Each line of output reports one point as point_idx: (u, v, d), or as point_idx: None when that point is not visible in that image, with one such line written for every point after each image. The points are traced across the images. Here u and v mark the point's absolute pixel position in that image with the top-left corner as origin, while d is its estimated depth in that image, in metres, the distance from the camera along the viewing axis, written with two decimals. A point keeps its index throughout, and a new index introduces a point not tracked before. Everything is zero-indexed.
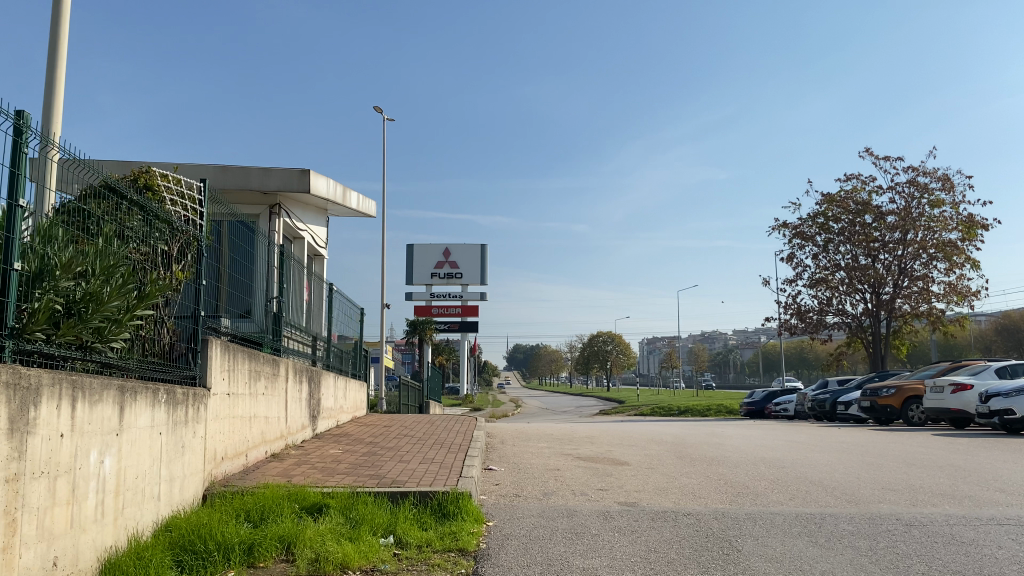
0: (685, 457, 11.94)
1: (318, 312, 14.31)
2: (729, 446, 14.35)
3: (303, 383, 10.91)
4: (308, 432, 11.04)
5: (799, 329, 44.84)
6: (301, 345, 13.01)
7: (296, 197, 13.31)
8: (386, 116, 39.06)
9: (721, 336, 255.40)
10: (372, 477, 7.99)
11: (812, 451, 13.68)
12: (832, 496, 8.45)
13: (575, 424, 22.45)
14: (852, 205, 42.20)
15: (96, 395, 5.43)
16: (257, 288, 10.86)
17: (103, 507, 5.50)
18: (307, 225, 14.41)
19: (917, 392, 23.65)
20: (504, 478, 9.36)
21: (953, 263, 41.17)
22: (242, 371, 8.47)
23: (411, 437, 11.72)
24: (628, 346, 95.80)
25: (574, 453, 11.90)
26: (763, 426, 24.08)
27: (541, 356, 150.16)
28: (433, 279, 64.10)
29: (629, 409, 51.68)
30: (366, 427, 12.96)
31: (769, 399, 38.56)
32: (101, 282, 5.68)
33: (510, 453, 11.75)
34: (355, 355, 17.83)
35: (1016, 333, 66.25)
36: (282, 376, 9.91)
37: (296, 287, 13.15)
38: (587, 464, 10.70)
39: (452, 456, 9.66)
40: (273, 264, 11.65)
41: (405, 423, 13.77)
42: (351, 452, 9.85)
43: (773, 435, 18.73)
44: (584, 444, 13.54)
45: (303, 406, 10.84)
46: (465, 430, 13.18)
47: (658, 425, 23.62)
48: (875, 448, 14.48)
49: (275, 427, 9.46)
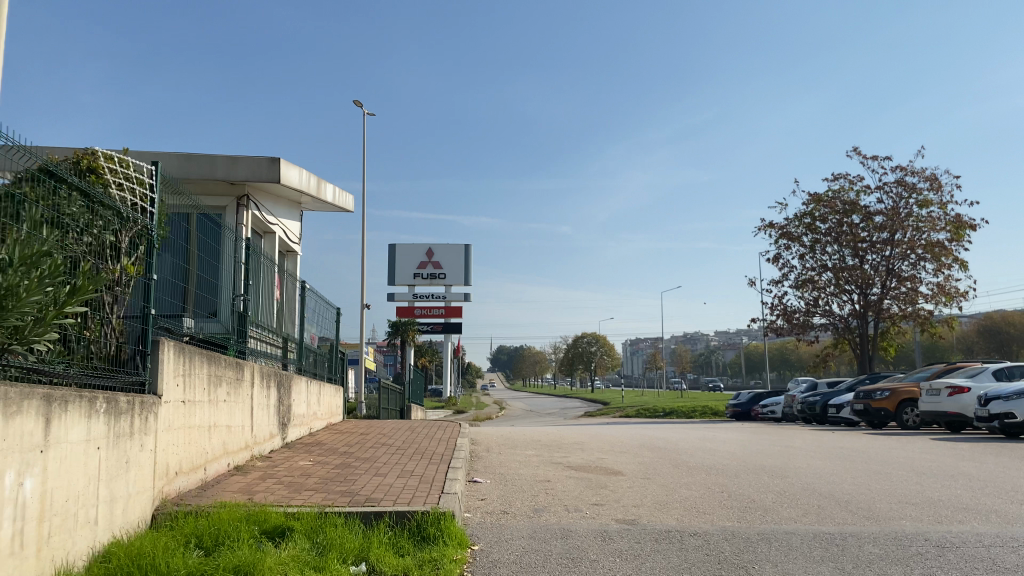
0: (682, 465, 11.22)
1: (290, 312, 13.50)
2: (726, 453, 13.66)
3: (270, 389, 10.11)
4: (277, 441, 10.23)
5: (785, 330, 44.33)
6: (271, 347, 12.21)
7: (266, 188, 12.48)
8: (364, 109, 35.38)
9: (704, 337, 255.90)
10: (344, 494, 7.20)
11: (813, 458, 13.01)
12: (848, 512, 7.74)
13: (561, 428, 21.71)
14: (840, 205, 41.75)
15: (13, 407, 4.59)
16: (223, 284, 10.04)
17: (22, 537, 4.67)
18: (279, 219, 13.56)
19: (911, 394, 23.10)
20: (490, 492, 8.58)
21: (941, 263, 40.87)
22: (199, 377, 7.65)
23: (388, 446, 10.93)
24: (613, 347, 95.24)
25: (564, 462, 11.14)
26: (755, 430, 23.45)
27: (524, 357, 149.56)
28: (415, 280, 63.21)
29: (614, 411, 51.03)
30: (342, 435, 12.15)
31: (756, 401, 38.01)
32: (20, 274, 4.88)
33: (496, 462, 10.98)
34: (331, 357, 17.01)
35: (997, 334, 66.54)
36: (246, 382, 9.10)
37: (266, 286, 12.35)
38: (579, 474, 9.94)
39: (433, 468, 8.89)
40: (239, 260, 10.81)
41: (383, 430, 12.95)
42: (322, 465, 9.05)
43: (766, 440, 18.07)
44: (572, 451, 12.77)
45: (271, 413, 10.06)
46: (447, 438, 12.41)
47: (647, 429, 22.95)
48: (876, 454, 13.84)
49: (238, 437, 8.64)
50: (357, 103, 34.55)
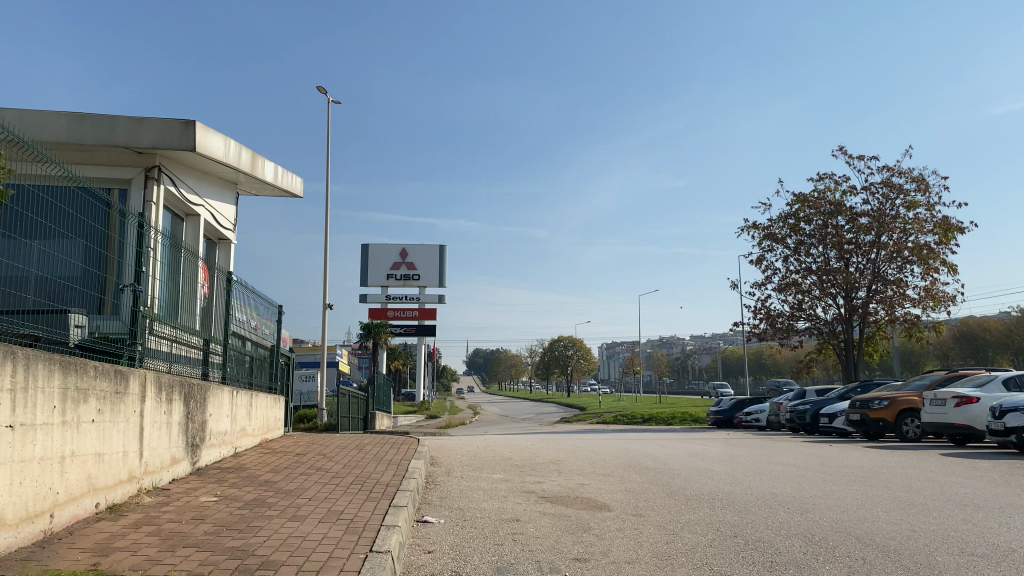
0: (680, 496, 9.34)
1: (215, 310, 11.48)
2: (725, 474, 11.79)
3: (173, 403, 8.11)
4: (180, 467, 8.21)
5: (769, 335, 42.80)
6: (189, 351, 10.26)
7: (185, 158, 10.45)
8: (331, 98, 32.80)
9: (681, 342, 255.19)
10: (235, 555, 5.24)
11: (824, 482, 11.19)
12: (905, 572, 5.92)
13: (536, 440, 19.65)
14: (825, 206, 40.38)
15: None
16: (118, 275, 7.97)
17: None
18: (203, 199, 11.54)
19: (912, 404, 21.48)
20: (440, 540, 6.65)
21: (929, 267, 39.55)
22: (50, 394, 5.64)
23: (323, 473, 8.91)
24: (589, 350, 93.61)
25: (537, 491, 9.23)
26: (747, 442, 21.67)
27: (501, 360, 147.99)
28: (389, 281, 61.12)
29: (593, 416, 49.14)
30: (271, 457, 10.09)
31: (738, 408, 36.25)
32: None
33: (456, 492, 9.03)
34: (274, 363, 14.96)
35: (974, 340, 65.74)
36: (132, 396, 7.06)
37: (186, 281, 10.37)
38: (555, 510, 8.03)
39: (367, 508, 6.92)
40: (145, 246, 8.75)
41: (325, 450, 10.93)
42: (226, 502, 7.03)
43: (762, 454, 16.27)
44: (547, 474, 10.86)
45: (175, 433, 8.09)
46: (401, 458, 10.45)
47: (630, 441, 20.99)
48: (893, 477, 12.04)
49: (115, 467, 6.62)
50: (321, 85, 31.66)
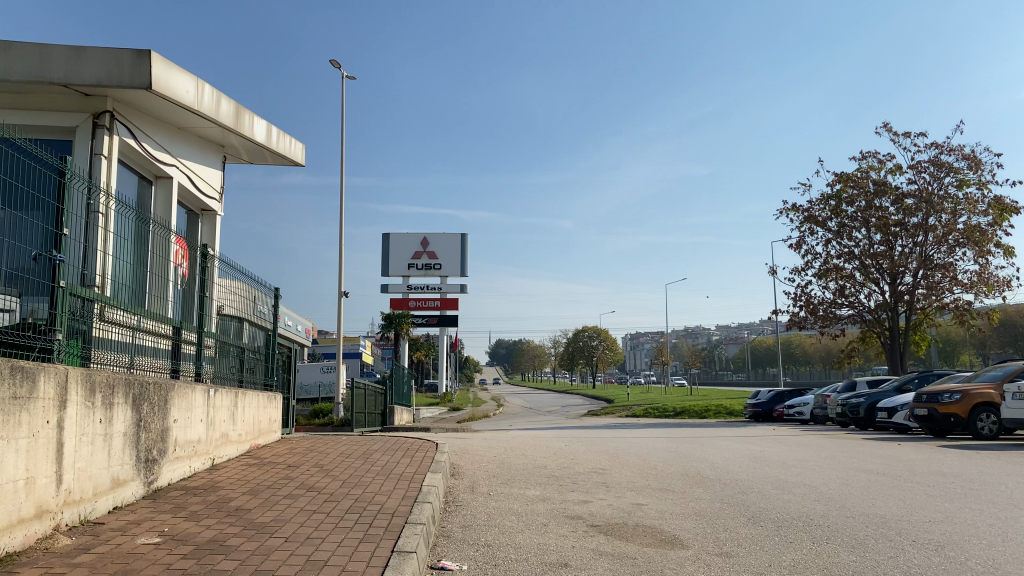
0: (767, 522, 7.32)
1: (194, 293, 9.62)
2: (805, 487, 9.73)
3: (116, 409, 6.22)
4: (125, 488, 6.37)
5: (808, 323, 40.43)
6: (156, 343, 8.43)
7: (144, 99, 8.99)
8: (345, 73, 29.84)
9: (706, 333, 251.79)
10: None
11: (934, 498, 9.10)
12: None
13: (569, 441, 17.51)
14: (869, 185, 37.87)
15: None
16: (44, 243, 6.04)
17: None
18: (175, 156, 10.10)
19: (987, 398, 19.18)
20: None
21: (982, 250, 36.94)
22: None
23: (314, 495, 7.02)
24: (614, 340, 91.33)
25: (584, 517, 7.26)
26: (804, 440, 19.49)
27: (523, 352, 146.54)
28: (409, 271, 59.29)
29: (619, 410, 46.40)
30: (254, 470, 8.18)
31: (777, 400, 34.09)
32: None
33: (481, 519, 7.06)
34: (270, 355, 13.00)
35: (1014, 328, 62.68)
36: (42, 399, 5.16)
37: (157, 259, 8.41)
38: (613, 548, 6.08)
39: (360, 557, 5.01)
40: (94, 210, 6.88)
41: (323, 461, 9.02)
42: (170, 547, 5.11)
43: (829, 457, 14.18)
44: (593, 490, 8.87)
45: (118, 448, 6.24)
46: (416, 473, 8.54)
47: (672, 439, 18.78)
48: (1007, 488, 9.94)
49: (8, 500, 4.76)
50: (333, 60, 29.30)
